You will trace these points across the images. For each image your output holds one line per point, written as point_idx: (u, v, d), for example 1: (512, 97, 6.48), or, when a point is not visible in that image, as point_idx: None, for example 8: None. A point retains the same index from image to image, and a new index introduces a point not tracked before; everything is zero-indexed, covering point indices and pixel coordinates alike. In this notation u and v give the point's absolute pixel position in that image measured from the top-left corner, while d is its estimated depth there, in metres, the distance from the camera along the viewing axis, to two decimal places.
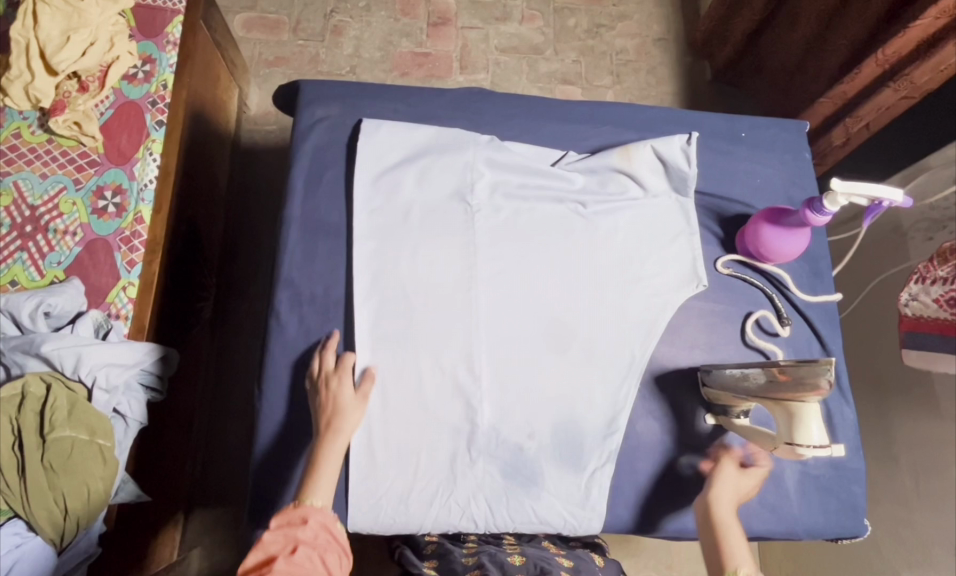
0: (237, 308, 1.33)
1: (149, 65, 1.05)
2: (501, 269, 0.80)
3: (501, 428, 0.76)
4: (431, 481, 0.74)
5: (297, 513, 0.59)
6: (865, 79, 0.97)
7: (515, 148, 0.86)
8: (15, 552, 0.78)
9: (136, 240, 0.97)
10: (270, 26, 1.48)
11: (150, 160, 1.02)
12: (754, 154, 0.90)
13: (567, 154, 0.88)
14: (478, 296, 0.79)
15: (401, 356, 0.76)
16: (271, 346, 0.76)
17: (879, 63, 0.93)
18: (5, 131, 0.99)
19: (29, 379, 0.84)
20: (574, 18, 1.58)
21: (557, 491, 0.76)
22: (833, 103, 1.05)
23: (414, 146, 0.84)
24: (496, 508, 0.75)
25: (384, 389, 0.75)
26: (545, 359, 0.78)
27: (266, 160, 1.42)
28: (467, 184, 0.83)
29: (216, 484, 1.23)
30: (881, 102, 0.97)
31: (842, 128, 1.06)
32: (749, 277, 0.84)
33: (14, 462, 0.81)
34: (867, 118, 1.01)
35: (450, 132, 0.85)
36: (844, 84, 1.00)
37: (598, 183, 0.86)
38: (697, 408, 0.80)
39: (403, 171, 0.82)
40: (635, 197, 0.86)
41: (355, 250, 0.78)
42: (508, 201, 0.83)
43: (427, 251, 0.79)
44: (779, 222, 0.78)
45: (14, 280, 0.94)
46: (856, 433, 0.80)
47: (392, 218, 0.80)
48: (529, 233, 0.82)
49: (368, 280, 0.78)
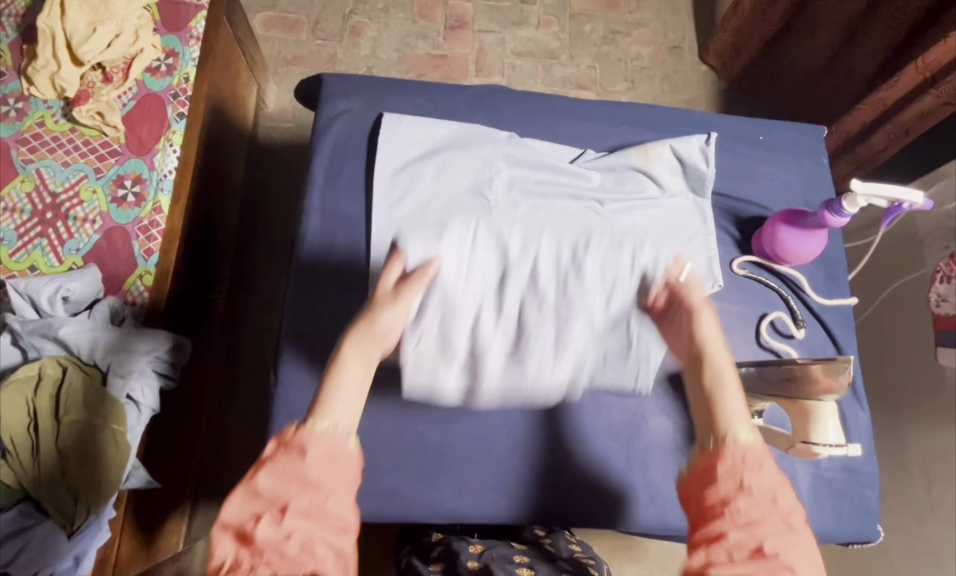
0: (249, 303, 1.33)
1: (172, 58, 1.07)
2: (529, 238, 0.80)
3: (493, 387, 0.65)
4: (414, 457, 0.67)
5: (295, 439, 0.57)
6: (905, 87, 0.96)
7: (534, 145, 0.87)
8: (24, 532, 0.79)
9: (154, 230, 0.99)
10: (290, 25, 1.50)
11: (170, 151, 1.03)
12: (771, 157, 0.90)
13: (585, 153, 0.89)
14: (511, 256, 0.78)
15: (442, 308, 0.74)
16: (287, 335, 0.76)
17: (920, 70, 0.92)
18: (30, 120, 1.00)
19: (45, 361, 0.86)
20: (591, 24, 1.59)
21: None
22: (872, 109, 1.03)
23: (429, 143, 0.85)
24: None
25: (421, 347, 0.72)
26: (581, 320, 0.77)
27: (284, 157, 1.43)
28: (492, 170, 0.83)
29: (224, 476, 1.23)
30: (920, 110, 0.95)
31: (882, 133, 1.04)
32: (764, 280, 0.84)
33: (28, 443, 0.82)
34: (907, 124, 0.98)
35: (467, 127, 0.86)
36: (882, 90, 0.99)
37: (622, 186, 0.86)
38: None
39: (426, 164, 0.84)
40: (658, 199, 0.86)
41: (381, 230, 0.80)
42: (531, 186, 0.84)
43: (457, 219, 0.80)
44: (794, 228, 0.78)
45: (33, 266, 0.95)
46: (871, 438, 0.80)
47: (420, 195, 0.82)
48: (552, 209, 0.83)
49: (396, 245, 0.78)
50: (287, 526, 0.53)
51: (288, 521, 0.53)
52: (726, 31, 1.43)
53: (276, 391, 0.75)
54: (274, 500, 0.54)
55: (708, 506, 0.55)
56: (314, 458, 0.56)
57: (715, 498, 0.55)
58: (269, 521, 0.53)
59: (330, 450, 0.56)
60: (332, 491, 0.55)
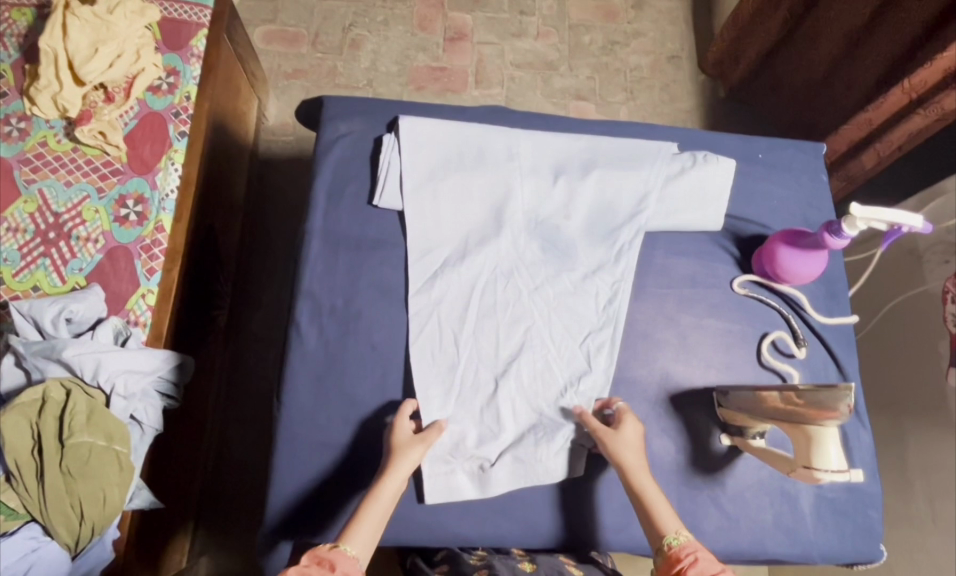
0: (252, 318, 1.34)
1: (173, 77, 1.08)
2: (540, 302, 0.80)
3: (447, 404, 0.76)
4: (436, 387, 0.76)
5: (327, 555, 0.60)
6: (891, 107, 0.98)
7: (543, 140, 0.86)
8: (32, 555, 0.79)
9: (156, 249, 0.99)
10: (290, 39, 1.51)
11: (172, 169, 1.04)
12: (771, 174, 0.89)
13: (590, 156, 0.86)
14: (505, 333, 0.79)
15: (476, 374, 0.77)
16: (290, 358, 0.76)
17: (907, 91, 0.94)
18: (32, 140, 1.01)
19: (49, 385, 0.84)
20: (589, 34, 1.60)
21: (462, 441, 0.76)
22: (859, 130, 1.05)
23: (440, 143, 0.83)
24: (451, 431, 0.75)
25: (459, 417, 0.76)
26: (573, 375, 0.78)
27: (285, 170, 1.44)
28: (510, 190, 0.83)
29: (228, 490, 1.23)
30: (911, 128, 0.97)
31: (872, 152, 1.06)
32: (766, 298, 0.83)
33: (33, 466, 0.81)
34: (898, 141, 1.01)
35: (482, 133, 0.85)
36: (869, 111, 1.01)
37: (590, 215, 0.84)
38: (712, 427, 0.79)
39: (443, 164, 0.83)
40: (646, 172, 0.85)
41: (409, 271, 0.79)
42: (535, 233, 0.82)
43: (486, 265, 0.80)
44: (796, 250, 0.78)
45: (36, 286, 0.95)
46: (872, 458, 0.80)
47: (444, 242, 0.80)
48: (553, 254, 0.82)
49: (425, 313, 0.78)
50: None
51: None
52: (727, 37, 1.44)
53: (278, 415, 0.75)
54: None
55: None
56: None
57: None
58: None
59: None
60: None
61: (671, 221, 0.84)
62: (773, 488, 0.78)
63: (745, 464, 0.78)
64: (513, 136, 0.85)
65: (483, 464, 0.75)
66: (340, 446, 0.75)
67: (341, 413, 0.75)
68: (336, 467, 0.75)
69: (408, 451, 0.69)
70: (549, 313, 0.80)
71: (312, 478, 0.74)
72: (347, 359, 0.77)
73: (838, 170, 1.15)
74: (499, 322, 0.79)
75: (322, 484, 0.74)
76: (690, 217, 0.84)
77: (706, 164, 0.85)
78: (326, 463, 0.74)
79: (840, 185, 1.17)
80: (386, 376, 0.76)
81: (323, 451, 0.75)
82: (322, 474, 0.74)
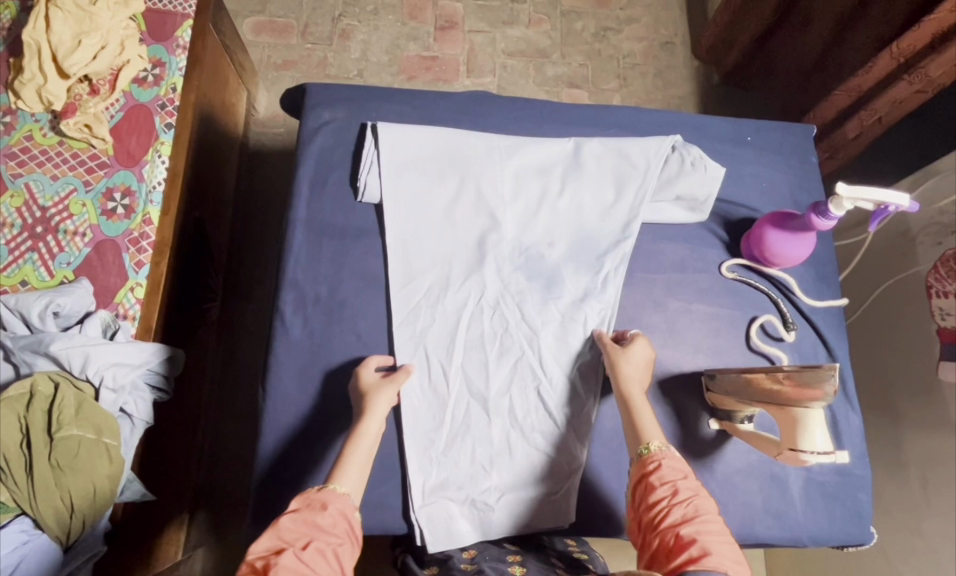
0: (243, 312, 1.33)
1: (159, 68, 1.07)
2: (526, 332, 0.77)
3: (436, 440, 0.72)
4: (424, 422, 0.73)
5: (318, 496, 0.58)
6: (880, 72, 0.96)
7: (533, 151, 0.82)
8: (23, 548, 0.79)
9: (144, 241, 0.98)
10: (279, 30, 1.50)
11: (159, 162, 1.03)
12: (760, 157, 0.88)
13: (581, 144, 0.83)
14: (494, 366, 0.75)
15: (466, 410, 0.74)
16: (276, 348, 0.74)
17: (895, 56, 0.92)
18: (18, 134, 1.01)
19: (37, 378, 0.84)
20: (581, 21, 1.58)
21: (454, 475, 0.72)
22: (848, 96, 1.04)
23: (421, 163, 0.80)
24: (442, 466, 0.72)
25: (448, 457, 0.72)
26: (564, 409, 0.75)
27: (274, 162, 1.43)
28: (496, 217, 0.79)
29: (222, 482, 1.23)
30: (895, 96, 0.95)
31: (856, 121, 1.04)
32: (755, 282, 0.83)
33: (21, 460, 0.81)
34: (881, 112, 0.99)
35: (461, 144, 0.81)
36: (859, 75, 0.99)
37: (575, 240, 0.80)
38: (701, 412, 0.78)
39: (424, 186, 0.79)
40: (636, 182, 0.81)
41: (393, 300, 0.76)
42: (520, 262, 0.79)
43: (471, 295, 0.77)
44: (781, 231, 0.77)
45: (24, 281, 0.95)
46: (862, 441, 0.79)
47: (427, 271, 0.77)
48: (539, 283, 0.78)
49: (411, 347, 0.75)
50: (312, 553, 0.52)
51: (313, 552, 0.53)
52: (719, 23, 1.42)
53: (264, 406, 0.73)
54: (297, 538, 0.54)
55: (651, 525, 0.58)
56: (331, 517, 0.56)
57: (652, 510, 0.59)
58: (292, 553, 0.52)
59: (349, 518, 0.57)
60: (346, 543, 0.56)
61: (658, 213, 0.83)
62: (762, 472, 0.77)
63: (734, 448, 0.78)
64: (497, 153, 0.81)
65: (480, 508, 0.72)
66: (328, 438, 0.73)
67: (326, 405, 0.73)
68: (323, 458, 0.72)
69: (381, 393, 0.69)
70: (538, 343, 0.76)
71: (300, 469, 0.72)
72: (333, 348, 0.75)
73: (824, 139, 1.14)
74: (488, 354, 0.75)
75: (308, 473, 0.72)
76: (665, 212, 0.83)
77: (693, 172, 0.81)
78: (312, 453, 0.73)
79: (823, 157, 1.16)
80: None
81: (309, 442, 0.73)
82: (309, 463, 0.73)
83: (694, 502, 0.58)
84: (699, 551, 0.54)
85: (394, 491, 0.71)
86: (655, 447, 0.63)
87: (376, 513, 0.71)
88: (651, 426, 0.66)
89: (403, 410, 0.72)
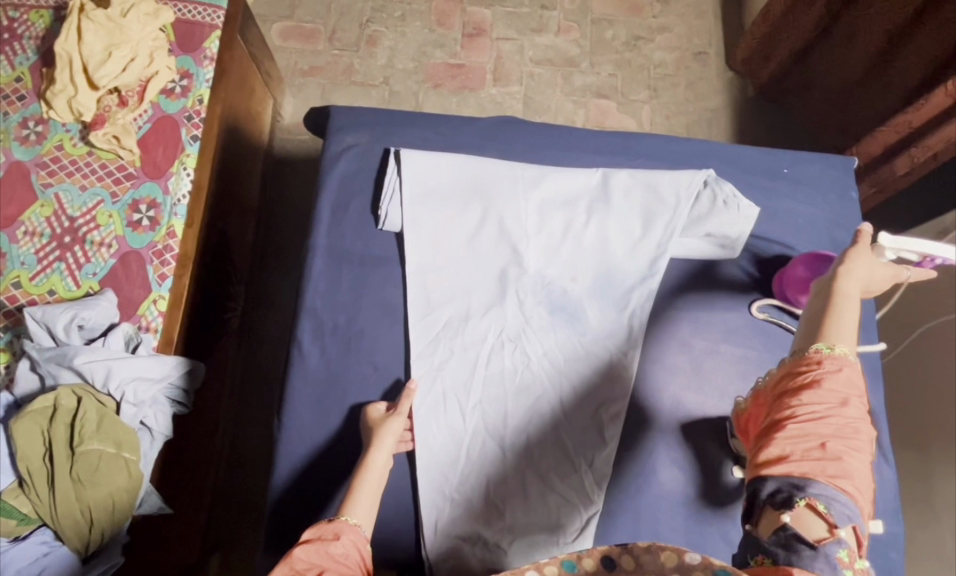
0: (263, 320, 1.34)
1: (186, 79, 1.06)
2: (547, 368, 0.75)
3: (450, 478, 0.71)
4: (440, 458, 0.72)
5: (331, 527, 0.57)
6: (933, 110, 0.93)
7: (559, 182, 0.80)
8: (43, 559, 0.81)
9: (168, 254, 0.99)
10: (307, 35, 1.49)
11: (184, 174, 1.03)
12: (796, 191, 0.84)
13: (609, 175, 0.81)
14: (513, 401, 0.74)
15: (482, 447, 0.72)
16: (291, 377, 0.73)
17: (950, 93, 0.89)
18: (49, 143, 1.02)
19: (61, 392, 0.85)
20: (612, 29, 1.54)
21: (468, 514, 0.71)
22: (896, 132, 1.00)
23: (444, 191, 0.78)
24: (456, 504, 0.71)
25: (462, 493, 0.71)
26: (584, 451, 0.73)
27: (297, 171, 1.43)
28: (519, 250, 0.78)
29: (240, 490, 1.25)
30: (951, 133, 0.91)
31: (907, 157, 0.99)
32: (786, 324, 0.79)
33: (44, 472, 0.82)
34: (935, 148, 0.94)
35: (485, 173, 0.79)
36: (908, 112, 0.96)
37: (598, 276, 0.78)
38: (725, 459, 0.75)
39: (446, 217, 0.78)
40: (665, 217, 0.79)
41: (412, 331, 0.75)
42: (542, 296, 0.77)
43: (490, 328, 0.75)
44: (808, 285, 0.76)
45: (51, 290, 0.96)
46: (894, 495, 0.76)
47: (446, 303, 0.76)
48: (562, 318, 0.76)
49: (429, 381, 0.73)
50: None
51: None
52: (757, 35, 1.37)
53: (279, 435, 0.73)
54: (308, 568, 0.51)
55: (785, 417, 0.54)
56: (344, 547, 0.55)
57: (795, 405, 0.54)
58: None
59: (360, 549, 0.56)
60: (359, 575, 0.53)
61: (687, 249, 0.80)
62: None
63: None
64: (522, 185, 0.79)
65: (493, 552, 0.70)
66: (340, 469, 0.72)
67: (341, 438, 0.72)
68: (334, 491, 0.71)
69: (389, 426, 0.68)
70: (559, 380, 0.75)
71: (311, 500, 0.71)
72: (349, 379, 0.74)
73: (869, 174, 1.08)
74: (507, 390, 0.74)
75: (319, 505, 0.71)
76: (694, 247, 0.80)
77: (726, 210, 0.79)
78: (325, 485, 0.72)
79: (869, 195, 1.10)
80: (387, 394, 0.74)
81: (321, 473, 0.72)
82: (321, 495, 0.71)
83: (851, 424, 0.53)
84: (835, 471, 0.51)
85: (405, 526, 0.70)
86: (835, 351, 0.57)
87: (386, 550, 0.70)
88: (839, 334, 0.59)
89: (420, 445, 0.71)
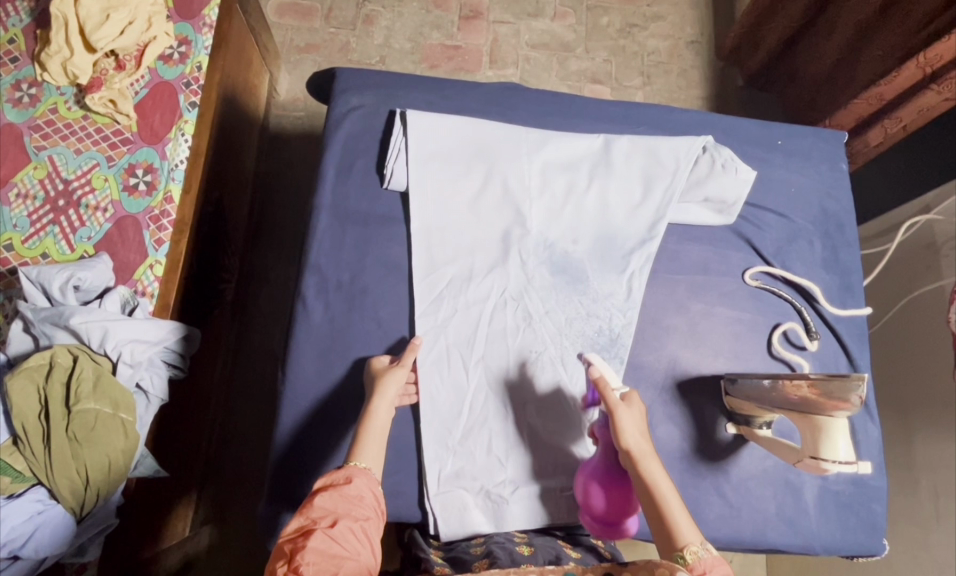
0: (257, 294, 1.34)
1: (185, 46, 1.05)
2: (550, 327, 0.77)
3: (454, 431, 0.73)
4: (443, 413, 0.73)
5: (343, 471, 0.60)
6: (905, 81, 0.98)
7: (562, 146, 0.81)
8: (38, 517, 0.78)
9: (165, 220, 0.98)
10: (303, 12, 1.49)
11: (182, 140, 1.02)
12: (789, 162, 0.87)
13: (610, 143, 0.83)
14: (515, 358, 0.75)
15: (484, 402, 0.74)
16: (296, 331, 0.74)
17: (922, 66, 0.94)
18: (42, 106, 1.00)
19: (57, 350, 0.83)
20: (607, 16, 1.56)
21: (471, 466, 0.73)
22: (868, 104, 1.05)
23: (449, 152, 0.79)
24: (460, 456, 0.72)
25: (465, 447, 0.73)
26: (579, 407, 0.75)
27: (293, 145, 1.42)
28: (521, 212, 0.79)
29: (232, 461, 1.25)
30: (924, 103, 0.97)
31: (880, 128, 1.05)
32: (779, 290, 0.82)
33: (40, 431, 0.81)
34: (906, 119, 1.01)
35: (489, 137, 0.81)
36: (881, 86, 1.00)
37: (599, 238, 0.80)
38: (718, 416, 0.78)
39: (450, 176, 0.79)
40: (664, 181, 0.81)
41: (416, 288, 0.76)
42: (544, 257, 0.78)
43: (494, 288, 0.77)
44: (606, 474, 0.68)
45: (45, 253, 0.94)
46: (879, 452, 0.79)
47: (451, 261, 0.77)
48: (563, 279, 0.78)
49: (432, 337, 0.75)
50: (341, 529, 0.54)
51: (343, 528, 0.54)
52: (745, 24, 1.39)
53: (283, 388, 0.73)
54: (324, 516, 0.55)
55: None
56: (358, 489, 0.58)
57: None
58: (321, 532, 0.53)
59: (374, 491, 0.59)
60: (372, 517, 0.57)
61: (683, 217, 0.82)
62: (777, 479, 0.77)
63: (750, 453, 0.77)
64: (526, 148, 0.81)
65: (495, 501, 0.73)
66: (344, 422, 0.73)
67: (346, 392, 0.73)
68: (339, 445, 0.73)
69: (393, 376, 0.69)
70: (559, 339, 0.76)
71: (317, 453, 0.73)
72: (354, 334, 0.74)
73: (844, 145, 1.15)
74: (509, 347, 0.76)
75: (324, 458, 0.73)
76: (692, 213, 0.82)
77: (724, 174, 0.81)
78: (329, 439, 0.73)
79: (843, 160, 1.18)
80: (392, 349, 0.75)
81: (326, 427, 0.73)
82: (327, 448, 0.73)
83: None
84: None
85: (408, 480, 0.72)
86: (690, 555, 0.55)
87: (390, 503, 0.71)
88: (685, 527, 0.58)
89: (424, 398, 0.73)
